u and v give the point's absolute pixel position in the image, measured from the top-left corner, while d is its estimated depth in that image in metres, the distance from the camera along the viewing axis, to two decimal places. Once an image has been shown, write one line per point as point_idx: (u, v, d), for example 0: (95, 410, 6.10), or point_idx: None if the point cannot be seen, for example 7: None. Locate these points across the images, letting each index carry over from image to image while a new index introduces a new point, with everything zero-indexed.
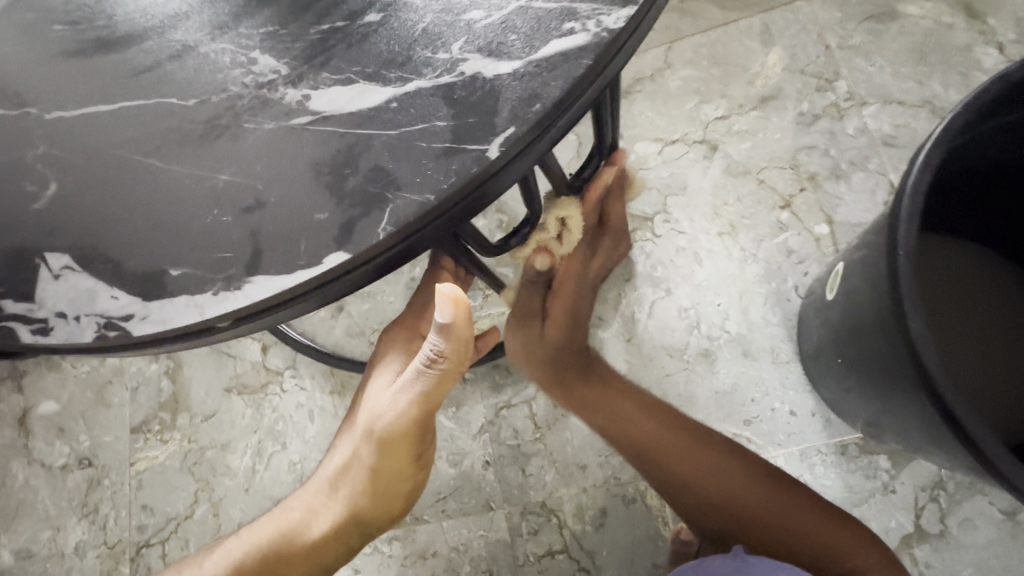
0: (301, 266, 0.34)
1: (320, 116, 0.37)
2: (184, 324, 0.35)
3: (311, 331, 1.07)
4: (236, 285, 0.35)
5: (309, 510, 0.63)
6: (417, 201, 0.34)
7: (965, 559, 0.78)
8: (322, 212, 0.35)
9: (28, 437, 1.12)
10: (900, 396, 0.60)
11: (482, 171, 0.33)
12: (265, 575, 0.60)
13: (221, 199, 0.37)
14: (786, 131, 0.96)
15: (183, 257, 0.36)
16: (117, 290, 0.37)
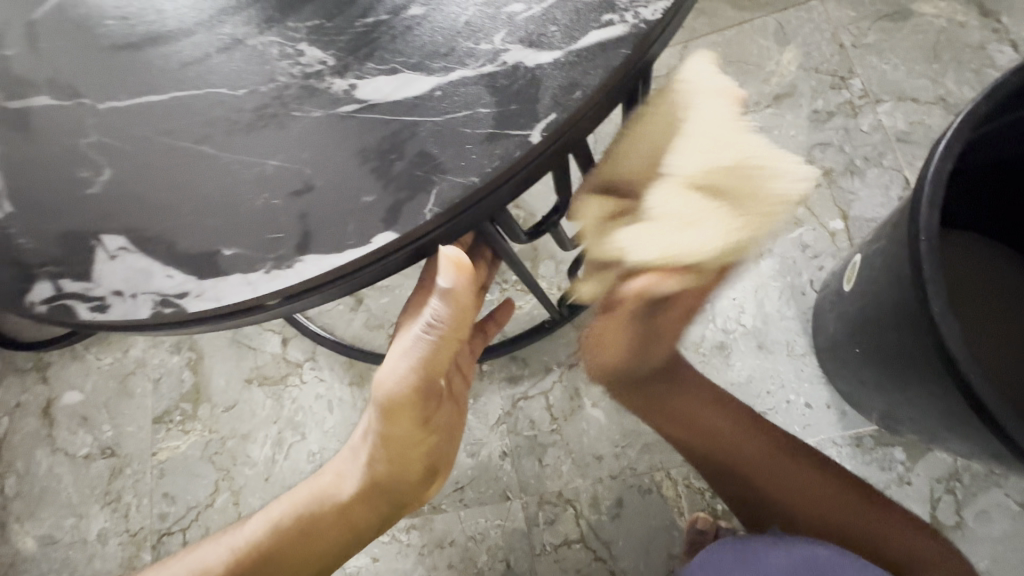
0: (350, 246, 0.36)
1: (367, 104, 0.38)
2: (238, 300, 0.37)
3: (330, 324, 1.09)
4: (287, 264, 0.37)
5: (337, 476, 0.64)
6: (462, 183, 0.36)
7: (981, 550, 0.78)
8: (370, 195, 0.37)
9: (52, 427, 1.14)
10: (916, 385, 0.61)
11: (524, 155, 0.35)
12: (301, 539, 0.62)
13: (271, 183, 0.38)
14: (801, 128, 0.97)
15: (235, 238, 0.38)
16: (171, 269, 0.39)
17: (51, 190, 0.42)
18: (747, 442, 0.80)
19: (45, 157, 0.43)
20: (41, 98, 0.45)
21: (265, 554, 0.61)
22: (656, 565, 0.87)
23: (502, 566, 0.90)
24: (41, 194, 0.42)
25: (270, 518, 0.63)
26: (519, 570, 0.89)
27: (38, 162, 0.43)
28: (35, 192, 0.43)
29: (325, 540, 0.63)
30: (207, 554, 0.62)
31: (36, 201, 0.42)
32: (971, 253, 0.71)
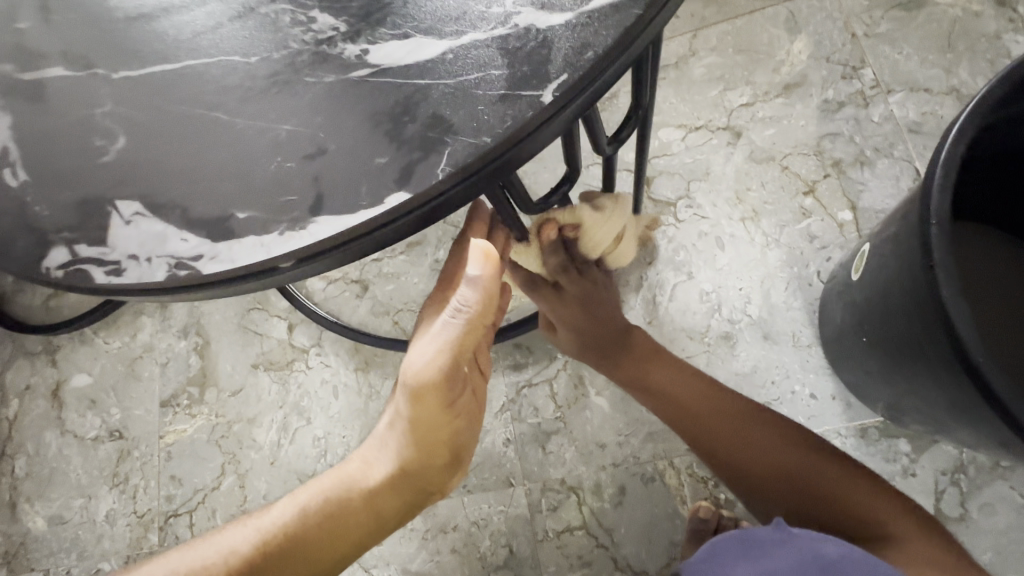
0: (362, 206, 0.36)
1: (378, 69, 0.38)
2: (252, 262, 0.37)
3: (336, 310, 1.10)
4: (301, 226, 0.37)
5: (365, 462, 0.61)
6: (473, 143, 0.36)
7: (985, 543, 0.78)
8: (383, 156, 0.37)
9: (61, 409, 1.16)
10: (926, 373, 0.60)
11: (536, 116, 0.35)
12: (326, 529, 0.58)
13: (284, 148, 0.39)
14: (811, 118, 0.97)
15: (250, 202, 0.38)
16: (186, 233, 0.39)
17: (66, 158, 0.43)
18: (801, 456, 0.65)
19: (58, 127, 0.44)
20: (55, 70, 0.45)
21: (285, 543, 0.57)
22: (658, 553, 0.87)
23: (505, 552, 0.90)
24: (56, 163, 0.43)
25: (292, 505, 0.60)
26: (522, 556, 0.90)
27: (52, 132, 0.44)
28: (49, 160, 0.43)
29: (347, 531, 0.59)
30: (226, 541, 0.58)
31: (51, 170, 0.43)
32: (982, 243, 0.70)
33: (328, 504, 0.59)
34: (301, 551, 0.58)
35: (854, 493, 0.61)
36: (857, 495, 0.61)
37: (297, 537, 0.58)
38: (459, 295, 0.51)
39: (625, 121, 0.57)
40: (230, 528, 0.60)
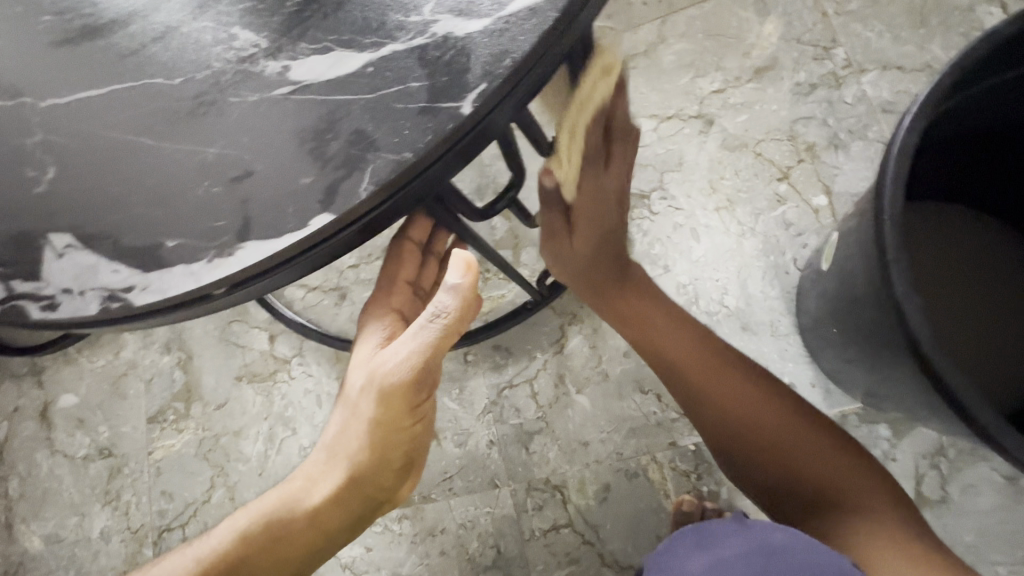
0: (289, 229, 0.35)
1: (300, 85, 0.37)
2: (183, 291, 0.37)
3: (316, 318, 1.09)
4: (229, 252, 0.36)
5: (309, 480, 0.63)
6: (394, 159, 0.35)
7: (967, 524, 0.78)
8: (307, 176, 0.36)
9: (50, 430, 1.16)
10: (894, 362, 0.60)
11: (456, 128, 0.34)
12: (269, 546, 0.61)
13: (210, 171, 0.38)
14: (783, 102, 0.95)
15: (178, 229, 0.38)
16: (118, 263, 0.38)
17: None
18: (776, 413, 0.64)
19: None
20: None
21: (230, 564, 0.60)
22: (643, 546, 0.88)
23: (493, 553, 0.91)
24: None
25: (234, 528, 0.62)
26: (510, 556, 0.90)
27: None
28: None
29: (293, 550, 0.62)
30: (171, 566, 0.60)
31: None
32: (932, 222, 0.72)
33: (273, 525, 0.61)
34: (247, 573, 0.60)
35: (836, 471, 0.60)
36: (836, 467, 0.60)
37: (240, 560, 0.60)
38: (437, 303, 0.55)
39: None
40: (177, 552, 0.62)
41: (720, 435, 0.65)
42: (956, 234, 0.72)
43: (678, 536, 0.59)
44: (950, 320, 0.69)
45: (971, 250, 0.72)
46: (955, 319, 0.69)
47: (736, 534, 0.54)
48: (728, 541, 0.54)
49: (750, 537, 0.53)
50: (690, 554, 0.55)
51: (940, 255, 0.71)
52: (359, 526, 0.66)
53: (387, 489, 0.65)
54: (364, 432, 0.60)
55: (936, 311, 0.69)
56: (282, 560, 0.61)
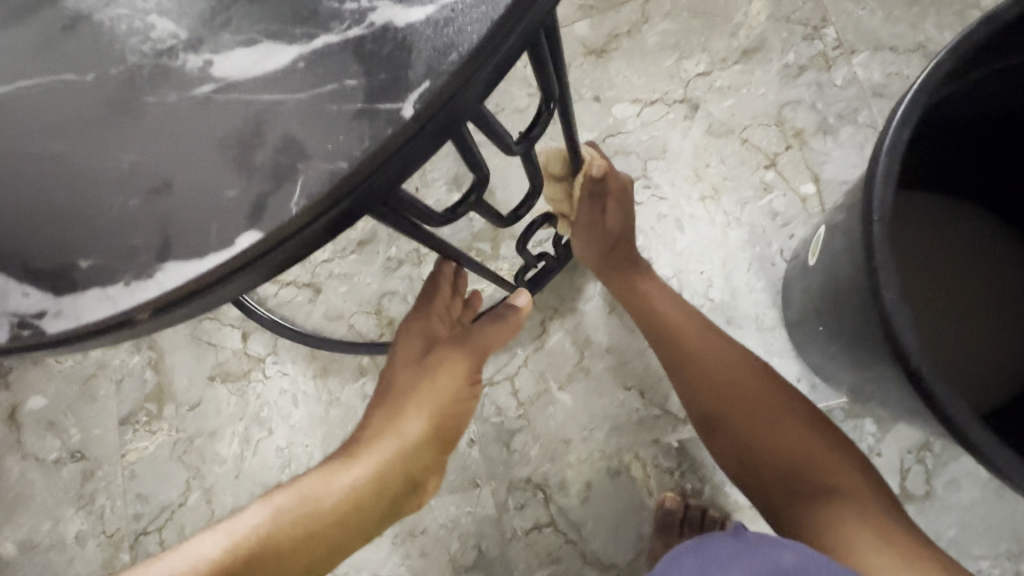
0: (212, 250, 0.32)
1: (224, 83, 0.33)
2: (98, 319, 0.33)
3: (290, 315, 1.05)
4: (147, 275, 0.32)
5: (349, 460, 0.60)
6: (328, 170, 0.31)
7: (950, 518, 0.77)
8: (232, 189, 0.32)
9: (19, 433, 1.12)
10: (880, 365, 0.57)
11: (397, 134, 0.30)
12: (306, 527, 0.56)
13: (127, 182, 0.34)
14: (771, 85, 0.91)
15: (93, 248, 0.34)
16: (29, 286, 0.34)
17: None
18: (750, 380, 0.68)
19: None
20: None
21: (263, 547, 0.54)
22: (626, 545, 0.87)
23: (475, 553, 0.89)
24: None
25: (266, 510, 0.56)
26: (491, 556, 0.89)
27: None
28: None
29: (329, 531, 0.57)
30: (197, 548, 0.53)
31: None
32: (923, 213, 0.70)
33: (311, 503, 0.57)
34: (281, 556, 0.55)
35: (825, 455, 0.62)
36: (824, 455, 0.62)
37: (273, 542, 0.54)
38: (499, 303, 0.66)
39: (535, 116, 0.46)
40: (195, 538, 0.55)
41: (706, 411, 0.68)
42: (947, 224, 0.70)
43: (680, 553, 0.58)
44: (935, 317, 0.67)
45: (963, 241, 0.70)
46: (945, 313, 0.67)
47: (737, 554, 0.55)
48: (734, 563, 0.54)
49: (755, 560, 0.54)
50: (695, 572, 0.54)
51: (927, 249, 0.69)
52: (389, 516, 0.63)
53: (426, 472, 0.64)
54: (425, 413, 0.63)
55: (926, 306, 0.67)
56: (319, 545, 0.56)
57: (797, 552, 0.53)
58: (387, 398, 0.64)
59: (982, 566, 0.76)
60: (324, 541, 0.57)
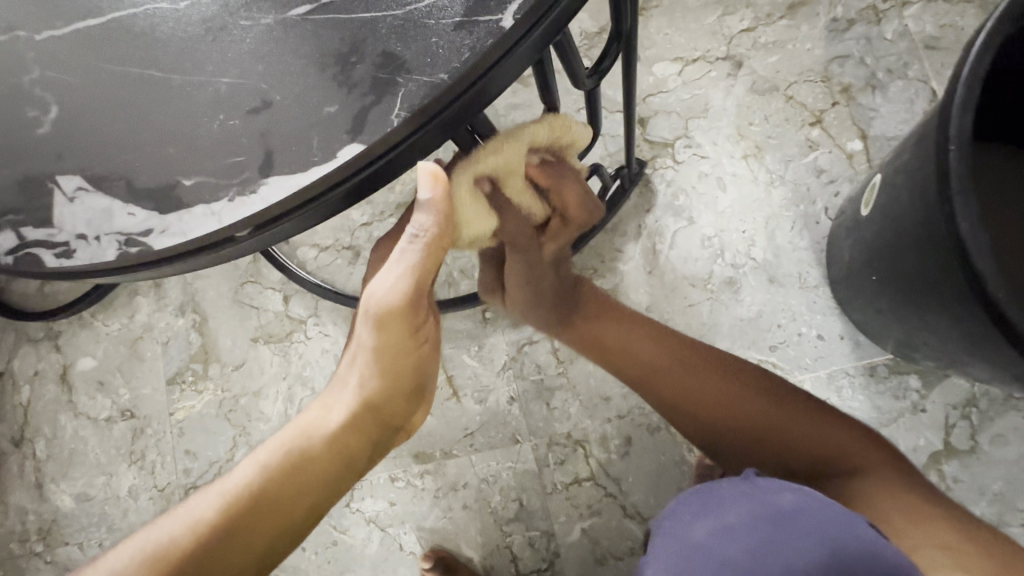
0: (315, 162, 0.33)
1: (319, 5, 0.34)
2: (204, 234, 0.34)
3: (330, 278, 1.07)
4: (251, 189, 0.34)
5: (323, 409, 0.62)
6: (429, 82, 0.32)
7: (995, 473, 0.77)
8: (332, 105, 0.33)
9: (71, 393, 1.16)
10: (938, 309, 0.57)
11: (497, 45, 0.31)
12: (288, 479, 0.58)
13: (225, 103, 0.35)
14: (817, 40, 0.89)
15: (195, 167, 0.35)
16: (133, 206, 0.36)
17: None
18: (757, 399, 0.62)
19: None
20: None
21: (253, 501, 0.56)
22: (666, 498, 0.88)
23: (516, 506, 0.92)
24: None
25: (253, 465, 0.58)
26: (532, 509, 0.91)
27: None
28: None
29: (317, 479, 0.59)
30: (193, 509, 0.55)
31: None
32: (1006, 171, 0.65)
33: (293, 455, 0.59)
34: (274, 507, 0.57)
35: (811, 432, 0.59)
36: (840, 443, 0.59)
37: (264, 495, 0.56)
38: (415, 223, 0.53)
39: (604, 49, 0.46)
40: (193, 498, 0.57)
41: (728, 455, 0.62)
42: None
43: (679, 508, 0.52)
44: None
45: None
46: None
47: (743, 492, 0.48)
48: (730, 506, 0.47)
49: (755, 500, 0.46)
50: (694, 520, 0.49)
51: None
52: (376, 456, 0.66)
53: (399, 418, 0.66)
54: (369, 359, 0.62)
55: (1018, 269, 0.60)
56: (303, 492, 0.58)
57: (798, 493, 0.46)
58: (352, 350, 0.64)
59: None
60: (309, 489, 0.58)
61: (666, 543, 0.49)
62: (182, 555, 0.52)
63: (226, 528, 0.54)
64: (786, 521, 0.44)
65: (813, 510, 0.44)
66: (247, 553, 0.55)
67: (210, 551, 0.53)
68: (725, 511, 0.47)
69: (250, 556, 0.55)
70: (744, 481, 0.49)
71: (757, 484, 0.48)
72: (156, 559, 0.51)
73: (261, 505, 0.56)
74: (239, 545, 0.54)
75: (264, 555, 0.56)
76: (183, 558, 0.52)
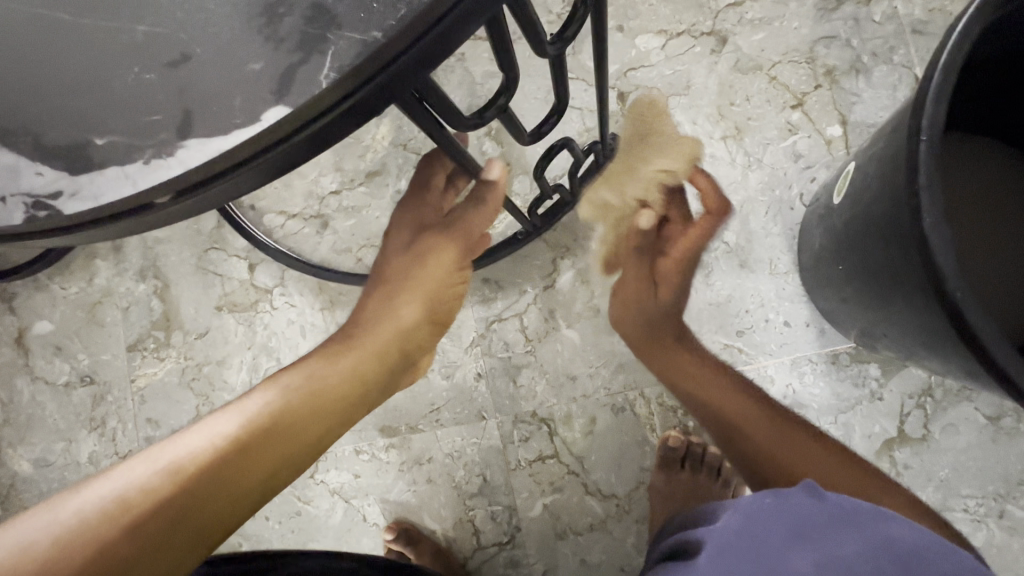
0: (237, 125, 0.30)
1: None
2: (120, 199, 0.31)
3: (297, 247, 1.04)
4: (168, 152, 0.31)
5: (351, 338, 0.62)
6: (361, 40, 0.29)
7: (944, 460, 0.79)
8: (256, 61, 0.30)
9: (27, 356, 1.13)
10: (899, 300, 0.57)
11: (436, 2, 0.29)
12: (309, 405, 0.57)
13: (141, 53, 0.32)
14: (805, 18, 0.86)
15: (107, 124, 0.32)
16: (41, 165, 0.32)
17: None
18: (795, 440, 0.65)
19: None
20: None
21: (271, 424, 0.55)
22: (627, 477, 0.90)
23: (479, 480, 0.92)
24: None
25: (273, 390, 0.57)
26: (496, 484, 0.92)
27: None
28: None
29: (335, 407, 0.59)
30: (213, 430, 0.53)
31: None
32: (964, 155, 0.67)
33: (317, 377, 0.59)
34: (288, 433, 0.56)
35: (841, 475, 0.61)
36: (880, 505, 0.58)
37: (281, 418, 0.55)
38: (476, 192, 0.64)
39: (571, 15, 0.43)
40: (208, 419, 0.55)
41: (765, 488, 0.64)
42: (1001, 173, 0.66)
43: (760, 521, 0.48)
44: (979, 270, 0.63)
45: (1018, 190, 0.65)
46: (992, 266, 0.63)
47: (835, 518, 0.47)
48: (836, 536, 0.45)
49: (860, 530, 0.46)
50: (790, 548, 0.45)
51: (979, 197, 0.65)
52: (389, 389, 0.65)
53: (419, 351, 0.67)
54: (410, 296, 0.65)
55: (967, 248, 0.63)
56: (322, 419, 0.57)
57: (898, 523, 0.47)
58: (383, 286, 0.66)
59: (969, 505, 0.79)
60: (328, 417, 0.58)
61: (762, 568, 0.44)
62: (200, 469, 0.50)
63: (244, 449, 0.53)
64: (900, 552, 0.44)
65: (929, 549, 0.44)
66: (257, 472, 0.53)
67: (228, 466, 0.51)
68: (831, 542, 0.45)
69: (261, 476, 0.53)
70: (824, 501, 0.48)
71: (852, 510, 0.48)
72: (171, 473, 0.49)
73: (277, 431, 0.55)
74: (252, 466, 0.53)
75: (270, 479, 0.54)
76: (203, 470, 0.50)
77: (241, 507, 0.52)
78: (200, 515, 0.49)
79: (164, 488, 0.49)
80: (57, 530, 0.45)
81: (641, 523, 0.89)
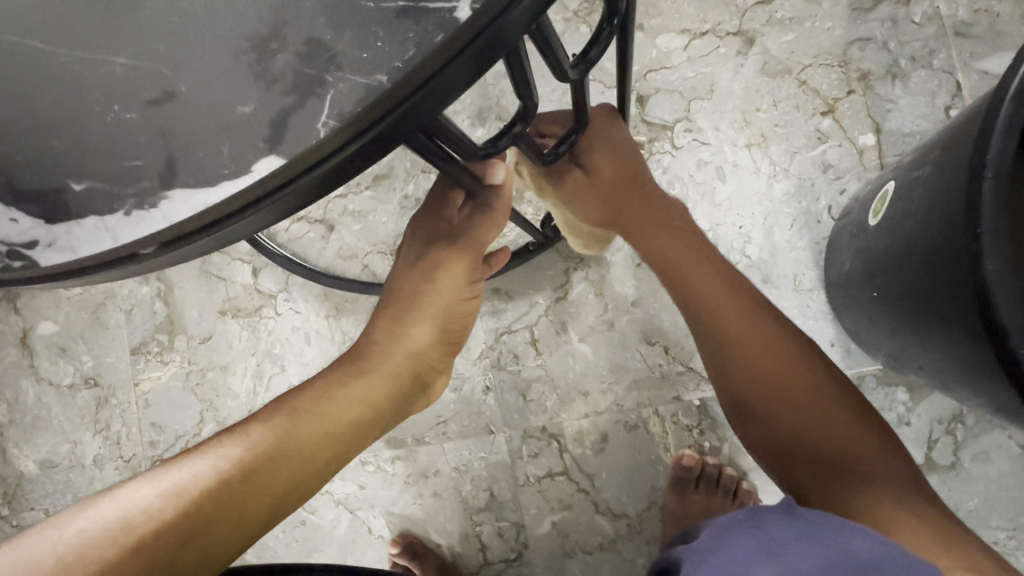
0: (225, 175, 0.27)
1: None
2: (96, 253, 0.28)
3: (302, 252, 1.01)
4: (150, 202, 0.28)
5: (366, 357, 0.57)
6: (364, 83, 0.26)
7: (974, 490, 0.76)
8: (246, 103, 0.27)
9: (32, 357, 1.11)
10: (940, 340, 0.53)
11: (448, 41, 0.25)
12: (322, 427, 0.51)
13: (121, 91, 0.28)
14: (838, 19, 0.81)
15: (84, 167, 0.29)
16: (17, 212, 0.29)
17: None
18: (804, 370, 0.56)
19: None
20: None
21: (280, 448, 0.49)
22: (638, 496, 0.87)
23: (486, 496, 0.90)
24: None
25: (282, 411, 0.51)
26: (503, 500, 0.90)
27: None
28: None
29: (348, 431, 0.53)
30: (218, 453, 0.48)
31: None
32: None
33: (328, 397, 0.53)
34: (300, 457, 0.50)
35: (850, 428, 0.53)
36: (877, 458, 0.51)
37: (292, 440, 0.50)
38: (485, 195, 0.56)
39: (595, 34, 0.39)
40: (213, 440, 0.50)
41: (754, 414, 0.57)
42: None
43: (726, 538, 0.46)
44: None
45: None
46: None
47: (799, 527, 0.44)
48: (799, 547, 0.42)
49: (822, 541, 0.42)
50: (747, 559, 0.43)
51: None
52: (403, 414, 0.60)
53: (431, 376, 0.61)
54: (423, 313, 0.59)
55: None
56: (334, 443, 0.52)
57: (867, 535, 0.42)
58: (395, 302, 0.60)
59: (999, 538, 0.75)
60: (338, 441, 0.52)
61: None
62: (207, 494, 0.45)
63: (252, 474, 0.47)
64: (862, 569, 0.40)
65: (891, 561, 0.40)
66: (267, 501, 0.48)
67: (235, 491, 0.46)
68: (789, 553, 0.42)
69: (270, 505, 0.48)
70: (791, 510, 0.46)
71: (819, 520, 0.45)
72: (172, 499, 0.44)
73: (287, 454, 0.49)
74: (261, 492, 0.48)
75: (278, 508, 0.49)
76: (211, 493, 0.45)
77: (249, 537, 0.47)
78: (206, 544, 0.44)
79: (171, 514, 0.44)
80: (63, 551, 0.41)
81: (652, 543, 0.86)
